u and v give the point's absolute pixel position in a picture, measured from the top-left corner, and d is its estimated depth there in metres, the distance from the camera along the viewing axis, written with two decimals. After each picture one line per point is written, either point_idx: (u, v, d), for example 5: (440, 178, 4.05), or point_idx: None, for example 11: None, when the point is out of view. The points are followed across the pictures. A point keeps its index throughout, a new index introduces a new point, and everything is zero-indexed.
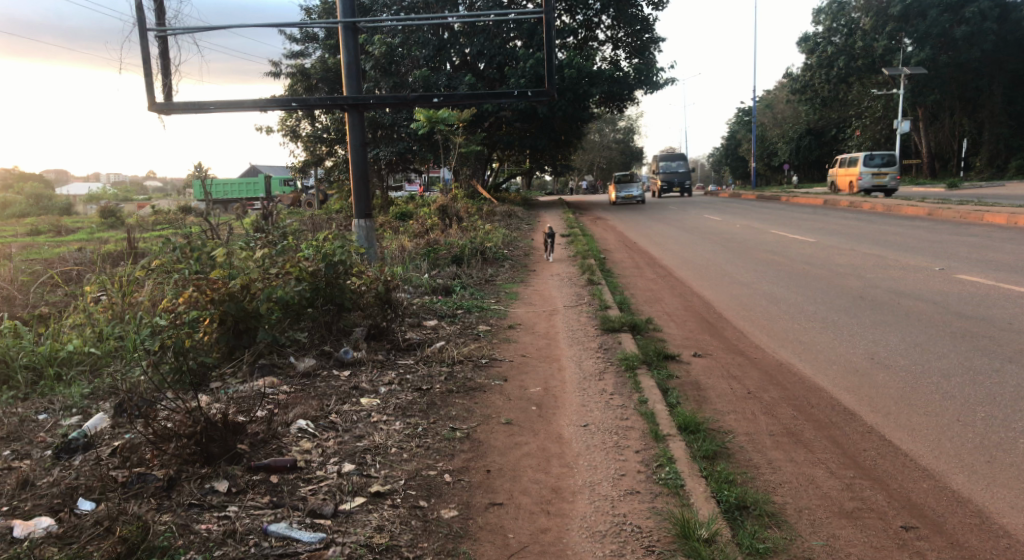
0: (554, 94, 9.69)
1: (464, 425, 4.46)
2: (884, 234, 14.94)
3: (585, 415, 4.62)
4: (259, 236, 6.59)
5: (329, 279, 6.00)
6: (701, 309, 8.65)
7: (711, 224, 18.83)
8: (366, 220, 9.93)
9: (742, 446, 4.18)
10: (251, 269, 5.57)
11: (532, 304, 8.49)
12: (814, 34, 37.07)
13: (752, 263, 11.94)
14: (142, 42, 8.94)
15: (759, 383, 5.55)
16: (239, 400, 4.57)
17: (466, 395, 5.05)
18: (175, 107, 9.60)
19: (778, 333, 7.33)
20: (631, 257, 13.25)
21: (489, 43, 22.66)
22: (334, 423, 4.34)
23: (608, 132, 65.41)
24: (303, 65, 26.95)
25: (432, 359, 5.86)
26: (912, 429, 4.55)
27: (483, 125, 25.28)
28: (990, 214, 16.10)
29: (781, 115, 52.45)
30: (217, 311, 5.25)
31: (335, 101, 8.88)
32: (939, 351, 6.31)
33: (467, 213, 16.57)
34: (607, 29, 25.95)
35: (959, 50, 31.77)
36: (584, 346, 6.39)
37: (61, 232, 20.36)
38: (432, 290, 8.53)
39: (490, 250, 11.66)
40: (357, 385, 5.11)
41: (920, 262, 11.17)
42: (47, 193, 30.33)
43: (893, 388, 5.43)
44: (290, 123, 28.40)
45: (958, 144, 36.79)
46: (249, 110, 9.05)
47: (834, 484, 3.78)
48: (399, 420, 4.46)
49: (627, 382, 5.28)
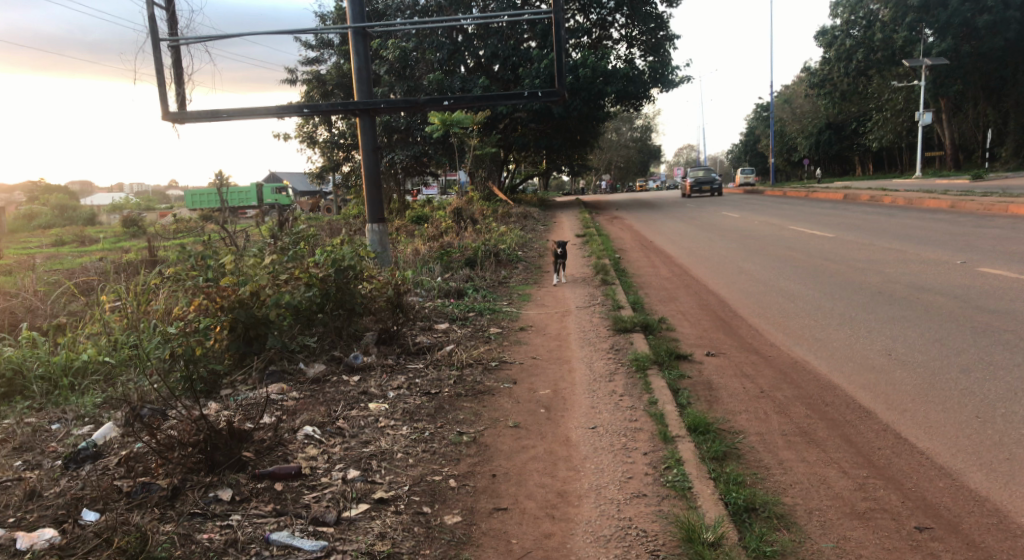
0: (565, 95, 9.61)
1: (472, 428, 4.42)
2: (906, 228, 14.80)
3: (594, 416, 4.58)
4: (272, 241, 6.71)
5: (339, 284, 6.03)
6: (716, 308, 8.56)
7: (728, 221, 18.79)
8: (378, 224, 9.92)
9: (754, 447, 4.08)
10: (262, 277, 5.65)
11: (545, 305, 8.47)
12: (833, 27, 36.92)
13: (769, 261, 11.80)
14: (156, 51, 9.10)
15: (772, 382, 5.48)
16: (247, 410, 4.60)
17: (475, 398, 5.02)
18: (189, 116, 9.72)
19: (795, 331, 7.22)
20: (647, 256, 13.18)
21: (503, 43, 22.26)
22: (342, 429, 4.34)
23: (626, 130, 65.18)
24: (319, 71, 27.20)
25: (442, 362, 5.84)
26: (930, 426, 4.49)
27: (498, 127, 25.33)
28: (1015, 206, 15.90)
29: (800, 110, 52.08)
30: (227, 317, 5.38)
31: (346, 105, 8.88)
32: (959, 347, 6.24)
33: (483, 214, 16.54)
34: (622, 27, 25.83)
35: (982, 39, 31.24)
36: (595, 347, 6.34)
37: (84, 242, 20.72)
38: (444, 293, 8.53)
39: (504, 251, 11.63)
40: (366, 390, 5.12)
41: (941, 255, 11.16)
42: (73, 204, 30.89)
43: (910, 385, 5.36)
44: (307, 130, 28.64)
45: (983, 135, 36.43)
46: (264, 117, 9.16)
47: (846, 483, 3.67)
48: (406, 425, 4.45)
49: (637, 383, 5.22)
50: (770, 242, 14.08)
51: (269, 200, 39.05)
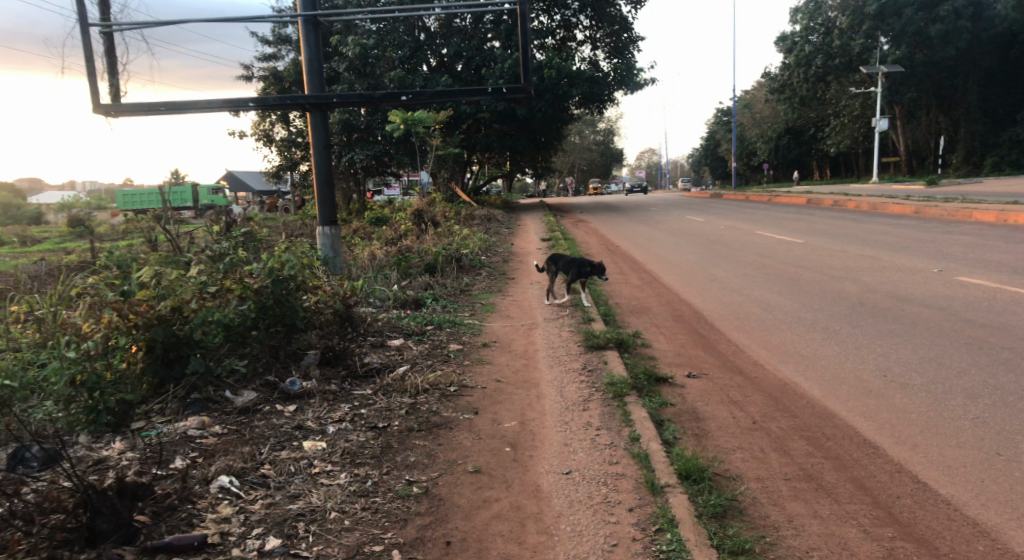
0: (531, 92, 8.95)
1: (424, 476, 3.73)
2: (875, 233, 14.51)
3: (568, 457, 3.92)
4: (208, 246, 5.89)
5: (278, 296, 5.26)
6: (692, 320, 7.99)
7: (694, 225, 18.35)
8: (329, 226, 9.12)
9: (756, 498, 3.48)
10: (186, 288, 4.89)
11: (511, 316, 7.80)
12: (792, 33, 36.85)
13: (741, 267, 11.29)
14: (86, 37, 8.25)
15: (764, 410, 4.88)
16: (153, 454, 3.89)
17: (429, 434, 4.32)
18: (124, 109, 8.87)
19: (778, 347, 6.67)
20: (614, 262, 12.64)
21: (466, 43, 22.05)
22: (266, 476, 3.65)
23: (588, 134, 64.89)
24: (276, 67, 26.23)
25: (392, 389, 5.11)
26: (949, 466, 3.96)
27: (461, 127, 24.61)
28: (979, 212, 15.88)
29: (759, 115, 52.51)
30: (143, 337, 4.65)
31: (295, 99, 8.10)
32: (958, 367, 5.74)
33: (445, 216, 15.86)
34: (586, 29, 25.38)
35: (934, 48, 31.39)
36: (566, 368, 5.70)
37: (26, 241, 19.47)
38: (400, 303, 7.81)
39: (466, 257, 10.92)
40: (301, 425, 4.39)
41: (914, 263, 10.80)
42: (16, 202, 29.29)
43: (914, 413, 4.82)
44: (263, 128, 27.69)
45: (935, 141, 36.87)
46: (205, 110, 8.35)
47: (871, 550, 3.12)
48: (345, 472, 3.75)
49: (615, 413, 4.58)
50: (740, 247, 13.62)
51: (207, 199, 36.91)
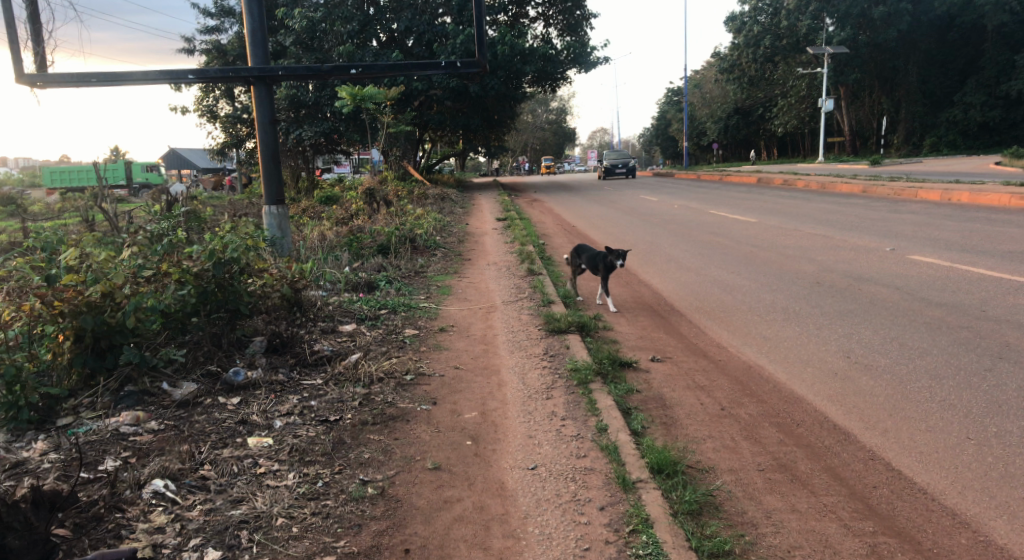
0: (486, 67, 8.59)
1: (380, 474, 3.47)
2: (825, 212, 14.65)
3: (534, 451, 3.70)
4: (144, 225, 5.45)
5: (220, 280, 4.89)
6: (651, 301, 7.84)
7: (649, 204, 18.31)
8: (276, 205, 8.68)
9: (732, 493, 3.32)
10: (116, 272, 4.50)
11: (467, 299, 7.55)
12: (741, 13, 37.01)
13: (697, 247, 11.21)
14: (6, 2, 7.66)
15: (731, 396, 4.74)
16: (79, 457, 3.57)
17: (385, 428, 4.05)
18: (51, 80, 8.28)
19: (739, 328, 6.55)
20: (571, 242, 12.43)
21: (417, 18, 21.50)
22: (206, 478, 3.36)
23: (540, 112, 64.56)
24: (218, 40, 25.29)
25: (345, 379, 4.81)
26: (921, 451, 3.86)
27: (412, 104, 24.06)
28: (924, 190, 16.17)
29: (709, 95, 52.85)
30: (70, 325, 4.28)
31: (237, 71, 7.61)
32: (920, 347, 5.70)
33: (397, 195, 15.48)
34: (538, 5, 25.00)
35: (878, 30, 31.84)
36: (527, 353, 5.47)
37: None
38: (352, 286, 7.49)
39: (420, 237, 10.60)
40: (246, 420, 4.09)
41: (867, 241, 10.86)
42: None
43: (881, 396, 4.73)
44: (207, 103, 26.86)
45: (878, 122, 37.63)
46: (140, 83, 7.83)
47: (854, 547, 2.99)
48: (294, 471, 3.47)
49: (580, 402, 4.37)
50: (695, 227, 13.56)
51: (139, 178, 35.37)
